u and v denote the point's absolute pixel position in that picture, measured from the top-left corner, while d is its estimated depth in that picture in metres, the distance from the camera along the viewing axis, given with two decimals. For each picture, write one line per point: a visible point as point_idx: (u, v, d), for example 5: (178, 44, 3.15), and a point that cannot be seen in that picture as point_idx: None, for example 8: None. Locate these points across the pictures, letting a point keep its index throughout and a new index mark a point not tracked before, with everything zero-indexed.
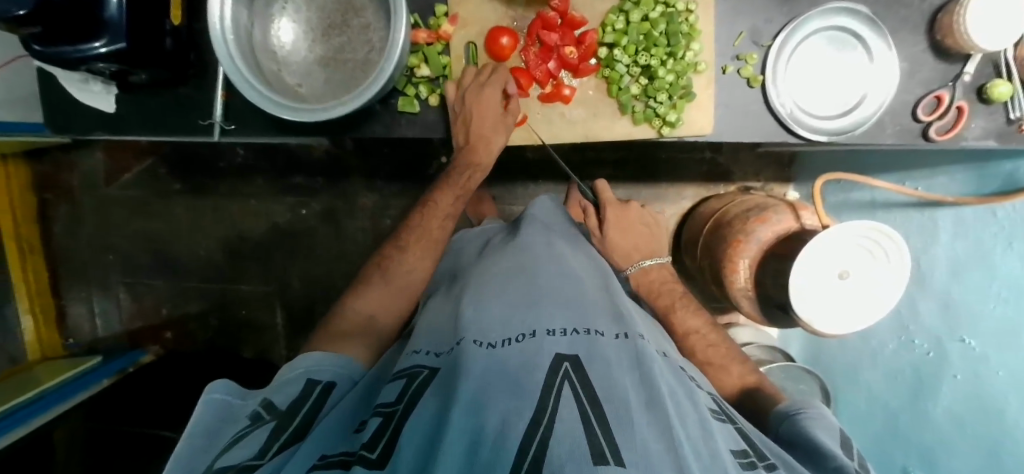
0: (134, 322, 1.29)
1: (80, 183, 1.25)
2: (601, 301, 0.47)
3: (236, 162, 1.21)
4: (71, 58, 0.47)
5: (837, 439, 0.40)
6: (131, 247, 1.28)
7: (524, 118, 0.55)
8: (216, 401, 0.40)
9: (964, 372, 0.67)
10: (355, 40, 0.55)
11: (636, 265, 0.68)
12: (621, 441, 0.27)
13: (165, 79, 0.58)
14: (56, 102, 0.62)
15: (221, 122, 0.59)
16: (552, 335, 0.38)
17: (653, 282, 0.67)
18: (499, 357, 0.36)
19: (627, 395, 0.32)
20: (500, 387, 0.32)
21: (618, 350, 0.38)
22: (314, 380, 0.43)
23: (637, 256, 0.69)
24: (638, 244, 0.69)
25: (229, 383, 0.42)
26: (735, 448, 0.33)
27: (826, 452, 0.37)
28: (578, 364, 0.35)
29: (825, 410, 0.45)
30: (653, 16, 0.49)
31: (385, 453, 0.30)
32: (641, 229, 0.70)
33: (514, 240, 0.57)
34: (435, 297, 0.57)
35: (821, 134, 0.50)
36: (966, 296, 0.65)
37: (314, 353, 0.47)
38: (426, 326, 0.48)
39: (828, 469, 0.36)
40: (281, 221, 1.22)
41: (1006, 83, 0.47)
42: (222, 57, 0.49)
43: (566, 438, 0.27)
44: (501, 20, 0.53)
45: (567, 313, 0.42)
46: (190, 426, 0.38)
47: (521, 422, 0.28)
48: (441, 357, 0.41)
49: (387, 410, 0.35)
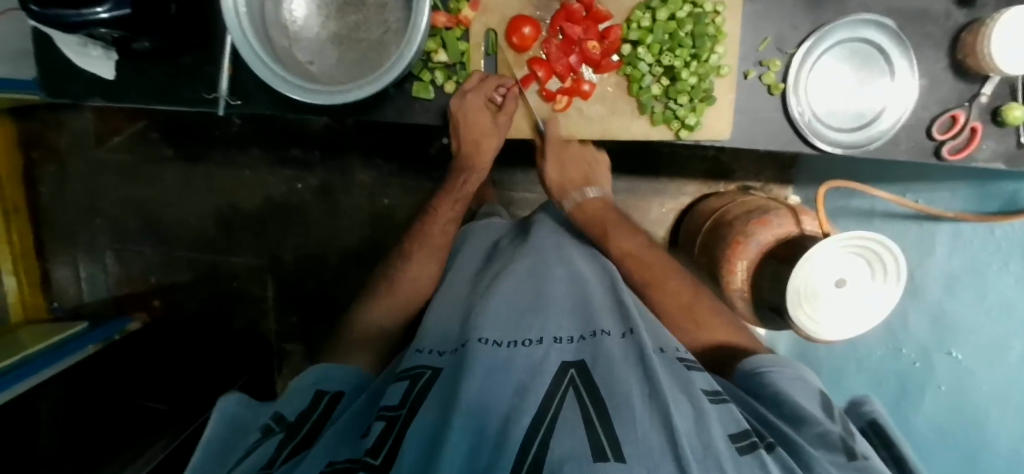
0: (123, 288, 1.27)
1: (67, 143, 1.21)
2: (608, 301, 0.46)
3: (232, 132, 1.17)
4: (72, 23, 0.44)
5: (812, 401, 0.41)
6: (120, 212, 1.25)
7: (569, 103, 0.53)
8: (227, 413, 0.40)
9: (949, 383, 0.68)
10: (371, 20, 0.53)
11: (572, 198, 0.63)
12: (622, 437, 0.28)
13: (168, 48, 0.56)
14: (49, 63, 0.59)
15: (227, 97, 0.57)
16: (559, 343, 0.39)
17: (586, 213, 0.62)
18: (505, 357, 0.36)
19: (630, 389, 0.32)
20: (503, 391, 0.33)
21: (622, 348, 0.38)
22: (323, 390, 0.44)
23: (573, 188, 0.63)
24: (575, 173, 0.62)
25: (243, 394, 0.42)
26: (733, 431, 0.32)
27: (807, 418, 0.38)
28: (584, 370, 0.35)
29: (800, 370, 0.44)
30: (680, 15, 0.48)
31: (387, 458, 0.31)
32: (577, 158, 0.62)
33: (523, 244, 0.56)
34: (447, 286, 0.57)
35: (836, 147, 0.50)
36: (956, 311, 0.67)
37: (325, 365, 0.47)
38: (435, 319, 0.49)
39: (811, 434, 0.37)
40: (277, 195, 1.20)
41: (1021, 107, 0.47)
42: (233, 29, 0.47)
43: (567, 439, 0.28)
44: (524, 9, 0.52)
45: (572, 319, 0.43)
46: (202, 439, 0.38)
47: (524, 421, 0.29)
48: (445, 356, 0.41)
49: (390, 414, 0.34)
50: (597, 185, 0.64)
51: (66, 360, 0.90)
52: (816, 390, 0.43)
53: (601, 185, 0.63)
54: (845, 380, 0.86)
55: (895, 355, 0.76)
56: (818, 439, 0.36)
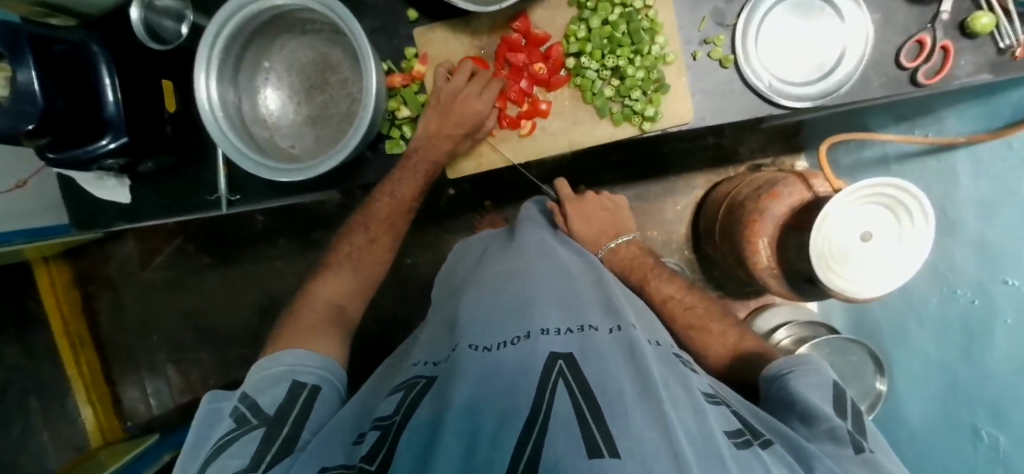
0: (186, 396, 1.32)
1: (117, 272, 1.32)
2: (596, 296, 0.46)
3: (256, 228, 1.26)
4: (83, 158, 0.51)
5: (828, 398, 0.39)
6: (171, 325, 1.33)
7: (533, 126, 0.55)
8: (207, 410, 0.43)
9: (1015, 316, 0.59)
10: (337, 97, 0.58)
11: (606, 247, 0.64)
12: (615, 433, 0.26)
13: (170, 163, 0.62)
14: (78, 202, 0.66)
15: (227, 194, 0.62)
16: (547, 334, 0.37)
17: (622, 262, 0.63)
18: (494, 360, 0.35)
19: (621, 385, 0.31)
20: (497, 392, 0.32)
21: (612, 342, 0.37)
22: (299, 383, 0.44)
23: (604, 239, 0.65)
24: (604, 224, 0.65)
25: (220, 393, 0.45)
26: (729, 429, 0.32)
27: (816, 414, 0.36)
28: (572, 361, 0.33)
29: (818, 368, 0.42)
30: (612, 19, 0.50)
31: (383, 463, 0.31)
32: (602, 214, 0.66)
33: (511, 244, 0.57)
34: (438, 307, 0.57)
35: (804, 100, 0.49)
36: (999, 237, 0.59)
37: (300, 350, 0.48)
38: (427, 337, 0.50)
39: (819, 432, 0.35)
40: (306, 277, 1.26)
41: (987, 13, 0.45)
42: (222, 143, 0.51)
43: (560, 437, 0.26)
44: (469, 51, 0.55)
45: (561, 310, 0.41)
46: (191, 437, 0.41)
47: (518, 424, 0.28)
48: (440, 364, 0.40)
49: (384, 423, 0.35)
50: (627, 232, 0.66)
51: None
52: (831, 383, 0.41)
53: (631, 232, 0.66)
54: (916, 339, 0.79)
55: (952, 298, 0.70)
56: (828, 438, 0.35)
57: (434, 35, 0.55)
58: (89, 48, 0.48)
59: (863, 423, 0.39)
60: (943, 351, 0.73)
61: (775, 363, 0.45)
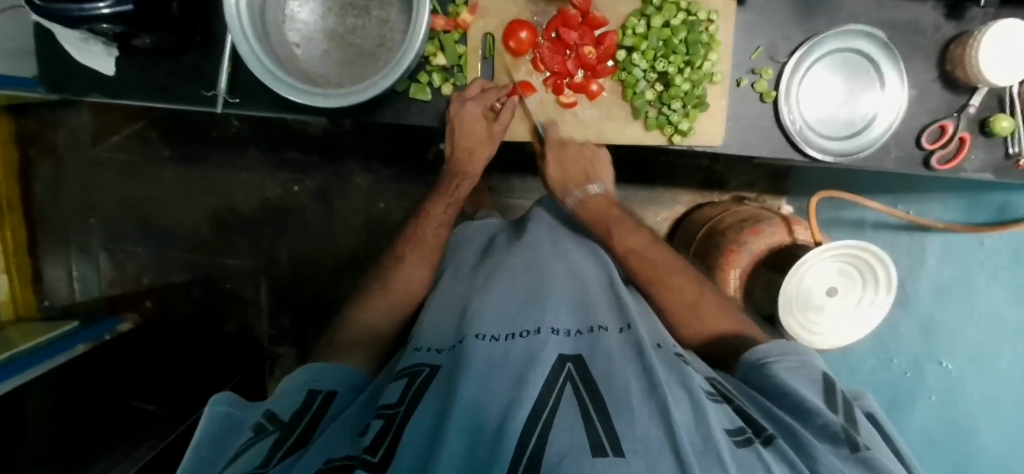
0: (115, 289, 1.25)
1: (65, 142, 1.21)
2: (608, 300, 0.48)
3: (231, 133, 1.18)
4: (73, 17, 0.45)
5: (816, 390, 0.42)
6: (114, 212, 1.24)
7: (574, 104, 0.54)
8: (218, 415, 0.40)
9: (941, 394, 0.72)
10: (370, 29, 0.54)
11: (574, 196, 0.62)
12: (619, 431, 0.29)
13: (170, 45, 0.57)
14: (48, 58, 0.59)
15: (226, 95, 0.58)
16: (556, 334, 0.40)
17: (593, 212, 0.61)
18: (502, 351, 0.38)
19: (628, 386, 0.34)
20: (502, 381, 0.34)
21: (621, 343, 0.40)
22: (314, 390, 0.44)
23: (575, 185, 0.61)
24: (576, 172, 0.60)
25: (233, 396, 0.42)
26: (731, 427, 0.33)
27: (810, 409, 0.38)
28: (580, 363, 0.37)
29: (803, 358, 0.45)
30: (674, 23, 0.49)
31: (386, 456, 0.31)
32: (577, 160, 0.58)
33: (520, 241, 0.57)
34: (444, 282, 0.59)
35: (827, 155, 0.51)
36: (948, 318, 0.70)
37: (314, 365, 0.47)
38: (431, 319, 0.50)
39: (815, 427, 0.37)
40: (273, 197, 1.20)
41: (1008, 118, 0.49)
42: (234, 27, 0.47)
43: (565, 433, 0.29)
44: (521, 14, 0.53)
45: (570, 312, 0.45)
46: (194, 441, 0.38)
47: (523, 412, 0.31)
48: (443, 354, 0.42)
49: (388, 412, 0.35)
50: (600, 181, 0.62)
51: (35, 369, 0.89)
52: (820, 373, 0.44)
53: (604, 181, 0.62)
54: None
55: (886, 365, 0.76)
56: (821, 430, 0.36)
57: None
58: None
59: (852, 409, 0.40)
60: None
61: (759, 347, 0.47)
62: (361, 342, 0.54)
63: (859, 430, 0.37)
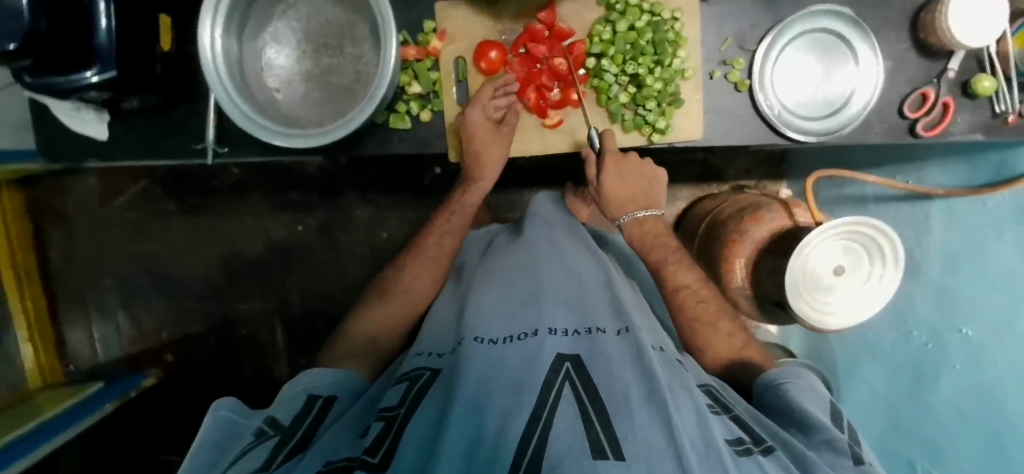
0: (135, 346, 1.27)
1: (74, 208, 1.25)
2: (605, 299, 0.48)
3: (231, 181, 1.20)
4: (64, 87, 0.47)
5: (822, 409, 0.41)
6: (127, 271, 1.27)
7: (560, 121, 0.55)
8: (223, 419, 0.41)
9: (965, 362, 0.65)
10: (345, 67, 0.55)
11: (629, 215, 0.56)
12: (620, 435, 0.29)
13: (157, 104, 0.59)
14: (47, 130, 0.62)
15: (214, 146, 0.59)
16: (554, 334, 0.40)
17: (644, 238, 0.56)
18: (500, 354, 0.38)
19: (628, 389, 0.33)
20: (502, 384, 0.34)
21: (620, 344, 0.40)
22: (314, 395, 0.45)
23: (631, 206, 0.56)
24: (635, 191, 0.56)
25: (236, 402, 0.43)
26: (730, 437, 0.33)
27: (815, 424, 0.38)
28: (579, 363, 0.36)
29: (812, 382, 0.45)
30: (638, 25, 0.50)
31: (386, 457, 0.31)
32: (638, 177, 0.55)
33: (518, 240, 0.59)
34: (444, 291, 0.60)
35: (808, 135, 0.51)
36: (960, 286, 0.65)
37: (313, 370, 0.48)
38: (430, 327, 0.51)
39: (818, 441, 0.37)
40: (277, 238, 1.22)
41: (989, 78, 0.48)
42: (211, 79, 0.48)
43: (564, 434, 0.29)
44: (489, 34, 0.54)
45: (569, 311, 0.44)
46: (199, 444, 0.38)
47: (521, 418, 0.30)
48: (442, 358, 0.43)
49: (388, 414, 0.36)
50: (656, 207, 0.58)
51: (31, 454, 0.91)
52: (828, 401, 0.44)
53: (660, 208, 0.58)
54: (864, 371, 0.84)
55: (906, 338, 0.75)
56: (824, 447, 0.37)
57: (457, 12, 0.53)
58: None
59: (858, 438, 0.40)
60: (891, 386, 0.78)
61: (771, 370, 0.48)
62: (363, 349, 0.56)
63: (861, 450, 0.38)
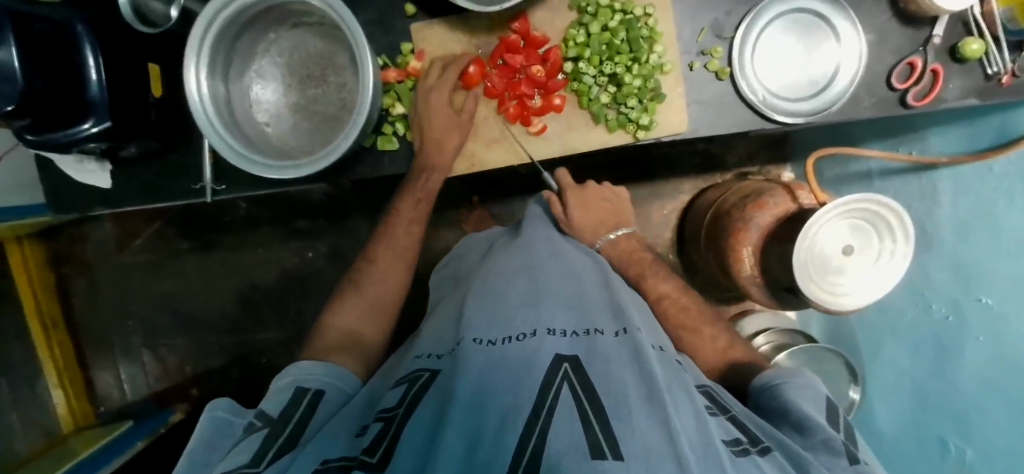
0: (160, 383, 1.30)
1: (94, 254, 1.29)
2: (604, 300, 0.48)
3: (240, 215, 1.23)
4: (64, 141, 0.50)
5: (820, 410, 0.40)
6: (148, 311, 1.30)
7: (544, 128, 0.54)
8: (216, 418, 0.42)
9: (986, 332, 0.63)
10: (330, 95, 0.57)
11: (603, 239, 0.64)
12: (619, 435, 0.28)
13: (154, 149, 0.61)
14: (55, 183, 0.64)
15: (211, 184, 0.61)
16: (552, 334, 0.40)
17: (622, 253, 0.64)
18: (500, 355, 0.38)
19: (626, 389, 0.33)
20: (503, 383, 0.34)
21: (618, 345, 0.39)
22: (304, 388, 0.44)
23: (602, 230, 0.65)
24: (602, 217, 0.65)
25: (230, 400, 0.44)
26: (729, 437, 0.32)
27: (812, 425, 0.37)
28: (577, 364, 0.36)
29: (810, 381, 0.43)
30: (611, 25, 0.50)
31: (384, 457, 0.32)
32: (603, 205, 0.65)
33: (518, 239, 0.60)
34: (444, 298, 0.60)
35: (796, 117, 0.50)
36: (973, 253, 0.63)
37: (305, 363, 0.48)
38: (429, 331, 0.52)
39: (815, 442, 0.36)
40: (289, 266, 1.24)
41: (976, 40, 0.47)
42: (199, 118, 0.50)
43: (563, 435, 0.28)
44: (467, 50, 0.55)
45: (567, 312, 0.44)
46: (195, 443, 0.40)
47: (520, 419, 0.30)
48: (442, 358, 0.43)
49: (387, 415, 0.36)
50: (624, 224, 0.66)
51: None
52: (824, 397, 0.42)
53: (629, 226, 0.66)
54: (887, 349, 0.82)
55: (927, 312, 0.72)
56: (823, 449, 0.35)
57: (433, 31, 0.54)
58: (75, 27, 0.47)
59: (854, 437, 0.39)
60: (915, 363, 0.76)
61: (765, 372, 0.46)
62: (344, 345, 0.53)
63: (856, 450, 0.37)
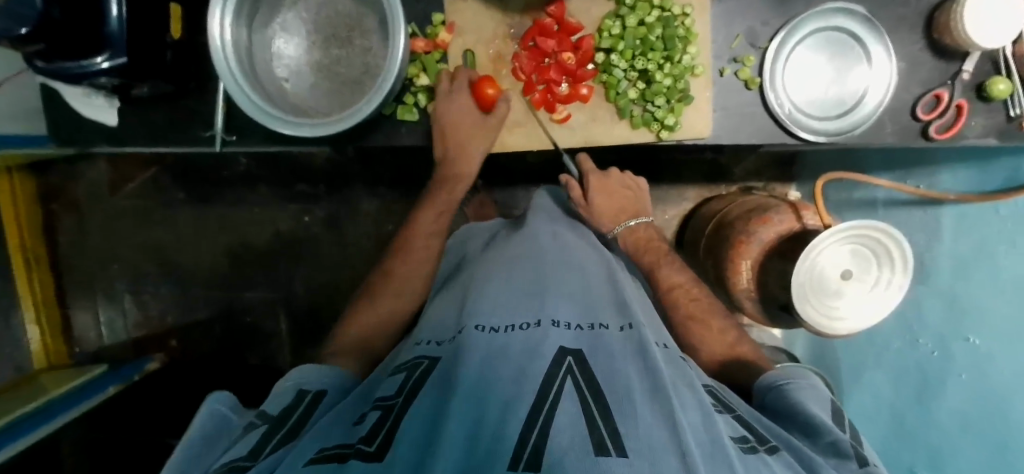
0: (140, 331, 1.29)
1: (84, 194, 1.26)
2: (608, 293, 0.49)
3: (239, 171, 1.21)
4: (74, 73, 0.48)
5: (826, 411, 0.41)
6: (135, 257, 1.28)
7: (568, 116, 0.54)
8: (213, 411, 0.42)
9: (970, 371, 0.65)
10: (354, 58, 0.55)
11: (624, 225, 0.64)
12: (623, 432, 0.28)
13: (166, 92, 0.59)
14: (58, 115, 0.62)
15: (222, 133, 0.60)
16: (557, 326, 0.40)
17: (640, 241, 0.63)
18: (501, 342, 0.38)
19: (631, 385, 0.33)
20: (504, 377, 0.34)
21: (623, 341, 0.40)
22: (304, 390, 0.44)
23: (623, 216, 0.65)
24: (623, 204, 0.65)
25: (230, 398, 0.44)
26: (735, 434, 0.33)
27: (819, 425, 0.38)
28: (581, 359, 0.36)
29: (814, 384, 0.45)
30: (648, 21, 0.50)
31: (382, 444, 0.31)
32: (624, 191, 0.65)
33: (520, 231, 0.60)
34: (443, 288, 0.60)
35: (819, 135, 0.50)
36: (968, 291, 0.64)
37: (305, 367, 0.48)
38: (432, 319, 0.51)
39: (823, 444, 0.37)
40: (284, 229, 1.23)
41: (1004, 80, 0.47)
42: (220, 68, 0.49)
43: (567, 429, 0.28)
44: (499, 28, 0.54)
45: (571, 304, 0.45)
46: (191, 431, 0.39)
47: (521, 412, 0.30)
48: (443, 345, 0.43)
49: (386, 403, 0.36)
50: (643, 213, 0.66)
51: (23, 441, 0.84)
52: (829, 401, 0.43)
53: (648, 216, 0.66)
54: (869, 375, 0.84)
55: (913, 346, 0.74)
56: (831, 450, 0.36)
57: (465, 5, 0.53)
58: None
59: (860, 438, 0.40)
60: (897, 392, 0.77)
61: (772, 371, 0.47)
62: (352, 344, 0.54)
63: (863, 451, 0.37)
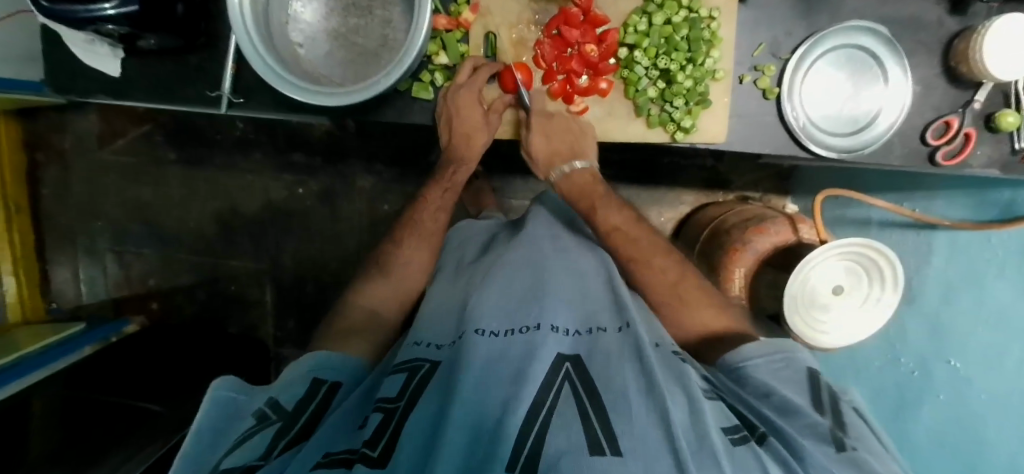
0: (121, 291, 1.26)
1: (72, 145, 1.22)
2: (605, 296, 0.49)
3: (235, 135, 1.18)
4: (79, 17, 0.46)
5: (800, 390, 0.41)
6: (120, 215, 1.25)
7: (586, 109, 0.55)
8: (219, 397, 0.41)
9: (948, 392, 0.68)
10: (372, 29, 0.54)
11: (559, 171, 0.59)
12: (617, 430, 0.29)
13: (174, 46, 0.57)
14: (57, 61, 0.60)
15: (229, 95, 0.58)
16: (556, 331, 0.40)
17: (575, 188, 0.60)
18: (503, 347, 0.38)
19: (626, 383, 0.33)
20: (501, 377, 0.34)
21: (620, 341, 0.40)
22: (320, 378, 0.45)
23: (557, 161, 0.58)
24: (561, 146, 0.56)
25: (233, 379, 0.43)
26: (727, 425, 0.33)
27: (794, 410, 0.38)
28: (578, 363, 0.37)
29: (787, 357, 0.45)
30: (675, 20, 0.49)
31: (386, 450, 0.31)
32: (565, 133, 0.55)
33: (518, 236, 0.57)
34: (439, 280, 0.59)
35: (831, 151, 0.51)
36: (953, 316, 0.66)
37: (319, 353, 0.48)
38: (427, 316, 0.51)
39: (801, 426, 0.37)
40: (277, 199, 1.21)
41: (1014, 113, 0.48)
42: (237, 27, 0.48)
43: (563, 434, 0.29)
44: (524, 13, 0.53)
45: (569, 308, 0.45)
46: (195, 425, 0.38)
47: (519, 412, 0.30)
48: (443, 350, 0.43)
49: (388, 406, 0.35)
50: (586, 158, 0.57)
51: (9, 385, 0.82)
52: (804, 370, 0.43)
53: (590, 158, 0.58)
54: None
55: (893, 365, 0.76)
56: (809, 430, 0.37)
57: None
58: None
59: (840, 409, 0.40)
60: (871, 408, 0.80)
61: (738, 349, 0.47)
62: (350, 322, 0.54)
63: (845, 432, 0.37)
